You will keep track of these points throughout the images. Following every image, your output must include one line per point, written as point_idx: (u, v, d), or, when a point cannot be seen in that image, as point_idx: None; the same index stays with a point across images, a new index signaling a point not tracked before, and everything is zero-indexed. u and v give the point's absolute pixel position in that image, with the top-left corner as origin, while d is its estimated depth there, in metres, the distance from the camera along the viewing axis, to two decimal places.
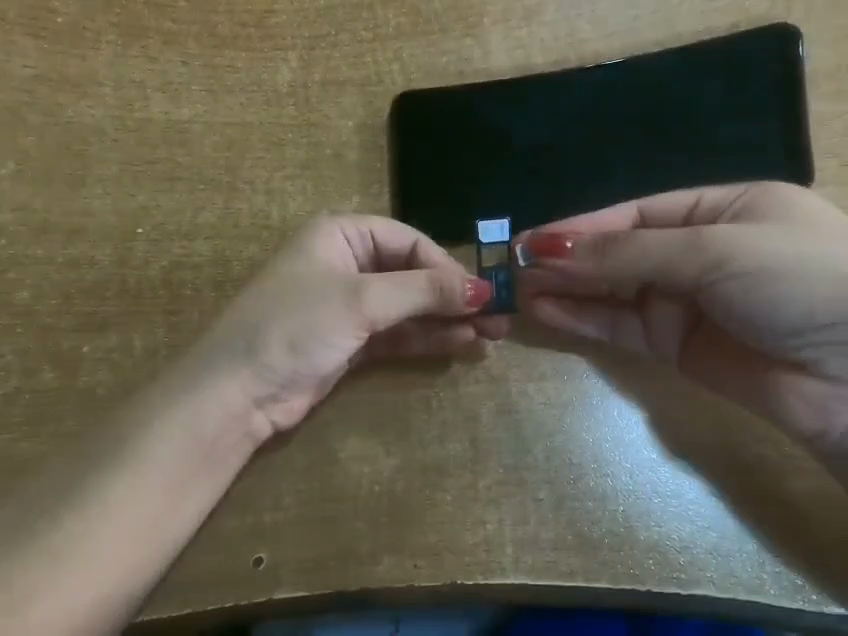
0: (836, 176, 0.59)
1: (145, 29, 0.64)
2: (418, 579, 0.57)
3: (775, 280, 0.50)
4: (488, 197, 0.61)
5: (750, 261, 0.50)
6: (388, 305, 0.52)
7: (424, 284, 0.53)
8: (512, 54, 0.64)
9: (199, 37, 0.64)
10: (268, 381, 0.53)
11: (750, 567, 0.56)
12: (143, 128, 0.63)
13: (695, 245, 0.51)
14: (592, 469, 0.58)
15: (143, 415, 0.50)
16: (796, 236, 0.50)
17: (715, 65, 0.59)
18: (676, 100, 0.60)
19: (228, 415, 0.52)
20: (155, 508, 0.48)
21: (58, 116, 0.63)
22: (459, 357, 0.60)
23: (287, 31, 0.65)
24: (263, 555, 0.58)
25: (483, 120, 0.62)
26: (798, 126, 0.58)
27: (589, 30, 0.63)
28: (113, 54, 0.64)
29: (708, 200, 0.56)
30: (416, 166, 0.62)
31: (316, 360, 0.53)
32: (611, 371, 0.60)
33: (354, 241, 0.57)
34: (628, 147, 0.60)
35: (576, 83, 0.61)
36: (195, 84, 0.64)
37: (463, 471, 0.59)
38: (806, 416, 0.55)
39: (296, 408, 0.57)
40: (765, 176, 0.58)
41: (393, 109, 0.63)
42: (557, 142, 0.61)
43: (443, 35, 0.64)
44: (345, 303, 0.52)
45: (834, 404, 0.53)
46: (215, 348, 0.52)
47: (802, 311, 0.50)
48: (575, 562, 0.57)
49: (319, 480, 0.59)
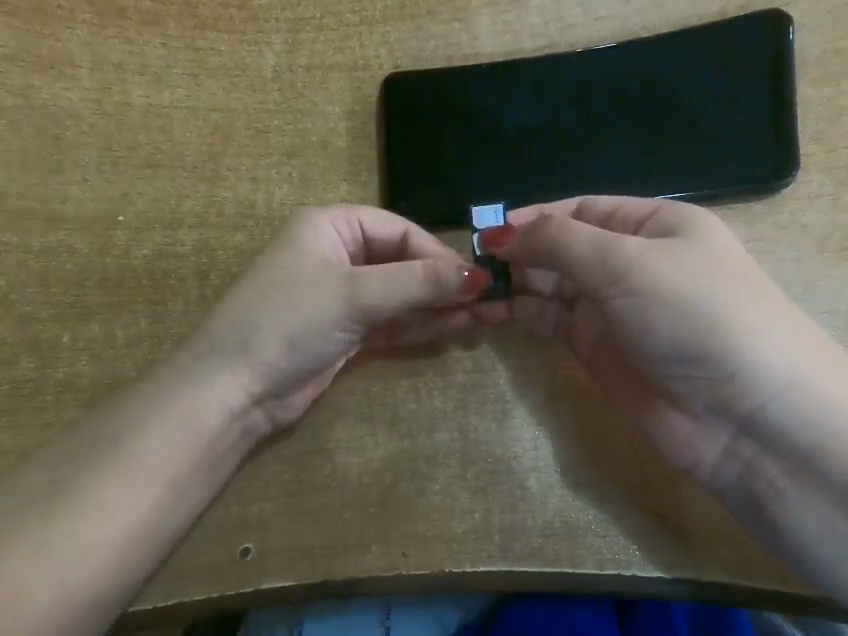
0: (823, 163, 0.59)
1: (122, 10, 0.63)
2: (407, 567, 0.58)
3: (665, 310, 0.47)
4: (475, 182, 0.60)
5: (645, 286, 0.47)
6: (386, 294, 0.51)
7: (420, 270, 0.51)
8: (501, 39, 0.62)
9: (179, 18, 0.63)
10: (265, 378, 0.53)
11: (738, 554, 0.56)
12: (121, 113, 0.62)
13: (598, 246, 0.48)
14: (579, 457, 0.58)
15: (137, 411, 0.49)
16: (692, 263, 0.47)
17: (705, 52, 0.59)
18: (665, 87, 0.59)
19: (226, 413, 0.52)
20: (150, 504, 0.47)
21: (33, 99, 0.62)
22: (457, 344, 0.60)
23: (271, 13, 0.63)
24: (250, 546, 0.59)
25: (472, 105, 0.60)
26: (788, 112, 0.58)
27: (579, 13, 0.62)
28: (89, 35, 0.62)
29: (625, 210, 0.52)
30: (404, 152, 0.61)
31: (311, 357, 0.54)
32: (569, 370, 0.59)
33: (343, 232, 0.55)
34: (617, 133, 0.59)
35: (567, 71, 0.60)
36: (175, 68, 0.62)
37: (451, 461, 0.59)
38: (673, 449, 0.54)
39: (292, 406, 0.57)
40: (752, 168, 0.58)
41: (381, 96, 0.62)
42: (546, 131, 0.60)
43: (431, 19, 0.63)
44: (342, 297, 0.51)
45: (698, 442, 0.52)
46: (212, 345, 0.52)
47: (670, 341, 0.48)
48: (562, 548, 0.57)
49: (307, 470, 0.59)
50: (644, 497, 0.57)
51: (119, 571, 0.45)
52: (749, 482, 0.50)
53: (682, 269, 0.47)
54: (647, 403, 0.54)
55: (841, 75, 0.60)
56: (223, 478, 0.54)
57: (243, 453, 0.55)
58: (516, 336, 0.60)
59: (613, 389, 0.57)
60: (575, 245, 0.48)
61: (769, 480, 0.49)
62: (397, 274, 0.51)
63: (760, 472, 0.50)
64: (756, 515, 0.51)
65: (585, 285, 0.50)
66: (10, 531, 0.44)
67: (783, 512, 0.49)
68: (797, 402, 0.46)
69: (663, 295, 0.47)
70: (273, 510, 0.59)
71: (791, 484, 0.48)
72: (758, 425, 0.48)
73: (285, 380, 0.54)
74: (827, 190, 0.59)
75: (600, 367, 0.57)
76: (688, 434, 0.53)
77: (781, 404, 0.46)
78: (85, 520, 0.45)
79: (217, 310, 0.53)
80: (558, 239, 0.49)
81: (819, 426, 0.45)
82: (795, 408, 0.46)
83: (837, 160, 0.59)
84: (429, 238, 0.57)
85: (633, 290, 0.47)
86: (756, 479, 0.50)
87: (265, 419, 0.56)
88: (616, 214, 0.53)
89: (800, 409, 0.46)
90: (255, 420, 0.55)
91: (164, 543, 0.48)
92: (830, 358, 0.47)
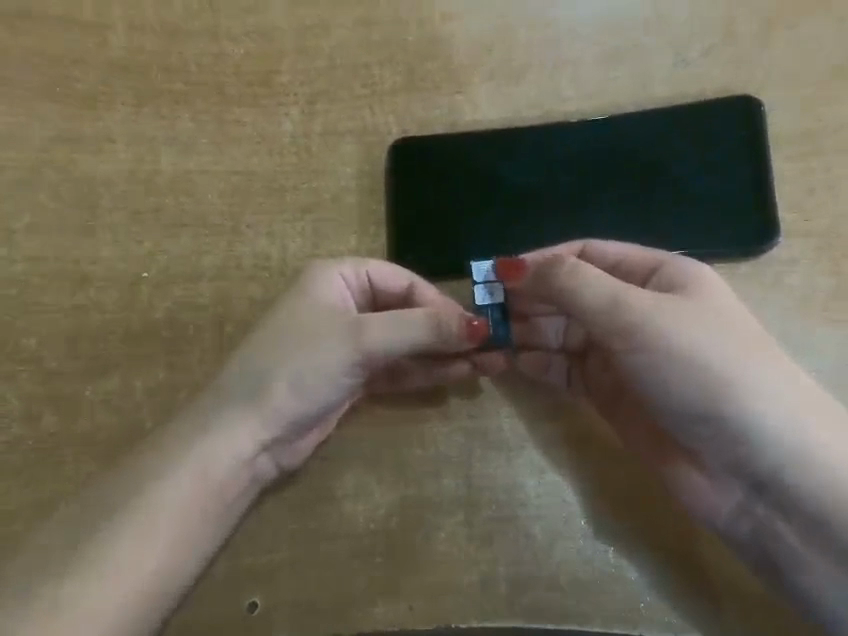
0: (803, 229, 0.63)
1: (157, 91, 0.69)
2: (413, 623, 0.57)
3: (675, 364, 0.49)
4: (477, 238, 0.63)
5: (655, 339, 0.49)
6: (388, 341, 0.53)
7: (422, 317, 0.53)
8: (500, 107, 0.68)
9: (208, 97, 0.69)
10: (274, 423, 0.54)
11: (744, 609, 0.56)
12: (151, 180, 0.67)
13: (606, 296, 0.50)
14: (584, 508, 0.59)
15: (147, 464, 0.51)
16: (706, 321, 0.49)
17: (686, 129, 0.64)
18: (652, 157, 0.63)
19: (235, 460, 0.53)
20: (159, 556, 0.48)
21: (73, 172, 0.67)
22: (457, 394, 0.61)
23: (290, 88, 0.69)
24: (257, 600, 0.58)
25: (474, 168, 0.65)
26: (767, 184, 0.62)
27: (572, 86, 0.68)
28: (127, 114, 0.69)
29: (628, 264, 0.55)
30: (410, 210, 0.65)
31: (318, 405, 0.55)
32: (569, 422, 0.60)
33: (349, 283, 0.58)
34: (609, 196, 0.63)
35: (563, 136, 0.65)
36: (202, 139, 0.68)
37: (457, 509, 0.59)
38: (689, 503, 0.56)
39: (297, 451, 0.58)
40: (735, 233, 0.62)
41: (389, 159, 0.66)
42: (544, 192, 0.64)
43: (436, 91, 0.68)
44: (345, 344, 0.53)
45: (715, 498, 0.54)
46: (223, 394, 0.54)
47: (679, 395, 0.50)
48: (569, 603, 0.57)
49: (314, 518, 0.60)
50: (653, 543, 0.58)
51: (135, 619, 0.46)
52: (764, 537, 0.52)
53: (699, 327, 0.49)
54: (663, 455, 0.57)
55: (813, 143, 0.65)
56: (232, 527, 0.55)
57: (251, 500, 0.56)
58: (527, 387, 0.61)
59: (630, 436, 0.58)
60: (587, 293, 0.50)
61: (782, 539, 0.51)
62: (401, 319, 0.53)
63: (773, 529, 0.52)
64: (772, 575, 0.53)
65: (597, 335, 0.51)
66: (26, 588, 0.46)
67: (795, 571, 0.51)
68: (804, 464, 0.48)
69: (679, 355, 0.49)
70: (279, 560, 0.59)
71: (801, 543, 0.50)
72: (771, 488, 0.50)
73: (292, 426, 0.55)
74: (808, 247, 0.63)
75: (619, 413, 0.59)
76: (703, 486, 0.55)
77: (798, 471, 0.48)
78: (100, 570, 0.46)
79: (231, 359, 0.55)
80: (568, 286, 0.50)
81: (829, 485, 0.47)
82: (805, 466, 0.48)
83: (815, 219, 0.63)
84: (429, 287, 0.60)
85: (640, 341, 0.49)
86: (769, 536, 0.52)
87: (270, 465, 0.57)
88: (621, 263, 0.55)
89: (810, 466, 0.48)
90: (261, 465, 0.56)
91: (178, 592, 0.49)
92: (834, 421, 0.48)
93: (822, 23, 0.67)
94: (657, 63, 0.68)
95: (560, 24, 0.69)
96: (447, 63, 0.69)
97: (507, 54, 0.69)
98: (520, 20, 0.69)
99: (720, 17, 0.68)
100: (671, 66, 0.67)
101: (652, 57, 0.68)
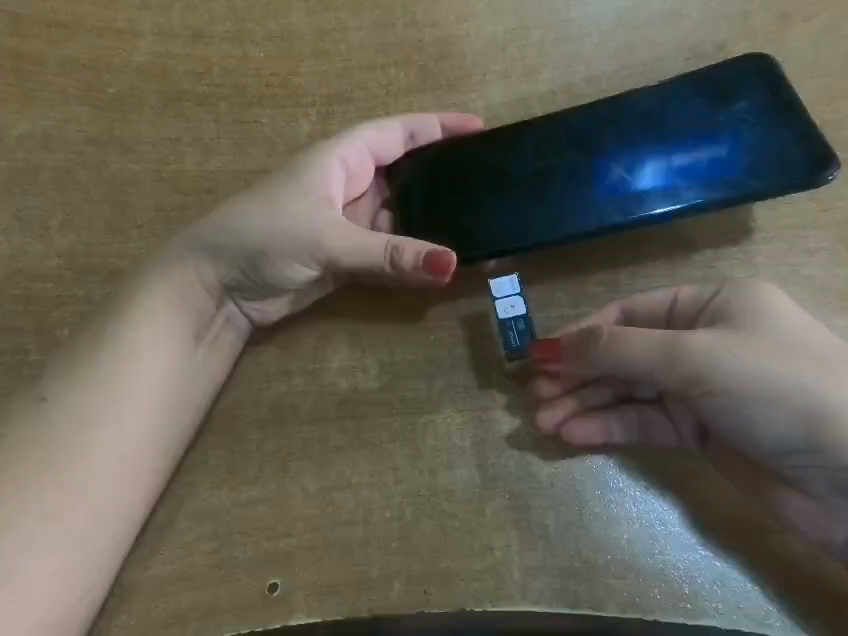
0: (822, 220, 0.66)
1: (183, 94, 0.72)
2: (428, 606, 0.58)
3: (757, 403, 0.54)
4: (508, 215, 0.64)
5: (731, 381, 0.54)
6: (255, 230, 0.63)
7: (286, 212, 0.63)
8: (513, 105, 0.71)
9: (230, 98, 0.72)
10: (188, 310, 0.64)
11: (754, 599, 0.58)
12: (177, 179, 0.70)
13: (666, 347, 0.56)
14: (596, 496, 0.61)
15: (87, 345, 0.61)
16: (770, 349, 0.54)
17: (700, 91, 0.65)
18: (671, 125, 0.65)
19: (165, 314, 0.63)
20: (89, 412, 0.58)
21: (103, 171, 0.70)
22: (465, 381, 0.64)
23: (308, 90, 0.72)
24: (278, 582, 0.59)
25: (491, 155, 0.66)
26: (802, 122, 0.63)
27: (584, 85, 0.71)
28: (154, 115, 0.71)
29: (685, 296, 0.61)
30: (437, 195, 0.66)
31: (305, 266, 0.64)
32: (611, 421, 0.63)
33: (364, 169, 0.68)
34: (636, 163, 0.64)
35: (578, 127, 0.66)
36: (224, 138, 0.71)
37: (471, 496, 0.61)
38: (803, 531, 0.58)
39: (191, 367, 0.63)
40: (788, 173, 0.62)
41: (412, 163, 0.68)
42: (574, 171, 0.65)
43: (450, 91, 0.71)
44: (223, 254, 0.64)
45: (827, 521, 0.57)
46: (54, 383, 0.60)
47: (769, 433, 0.55)
48: (583, 590, 0.58)
49: (332, 505, 0.61)
50: (665, 528, 0.60)
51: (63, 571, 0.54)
52: None
53: (771, 361, 0.54)
54: (762, 483, 0.59)
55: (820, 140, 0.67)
56: (178, 444, 0.62)
57: (192, 417, 0.63)
58: (616, 443, 0.62)
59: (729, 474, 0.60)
60: (635, 345, 0.57)
61: None
62: (269, 217, 0.63)
63: None
64: None
65: (675, 387, 0.57)
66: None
67: None
68: None
69: (754, 391, 0.54)
70: (300, 545, 0.60)
71: None
72: None
73: (156, 363, 0.61)
74: (817, 242, 0.65)
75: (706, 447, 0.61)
76: (814, 514, 0.57)
77: None
78: (58, 440, 0.57)
79: (155, 262, 0.64)
80: (612, 346, 0.57)
81: None
82: None
83: (820, 216, 0.66)
84: (392, 143, 0.68)
85: (712, 386, 0.55)
86: None
87: (216, 354, 0.65)
88: (677, 302, 0.62)
89: None
90: (234, 315, 0.67)
91: (120, 529, 0.58)
92: None
93: (820, 24, 0.71)
94: (666, 65, 0.70)
95: (571, 23, 0.72)
96: (460, 65, 0.72)
97: (520, 55, 0.72)
98: (530, 21, 0.72)
99: (723, 19, 0.71)
100: (680, 62, 0.70)
101: (660, 56, 0.71)
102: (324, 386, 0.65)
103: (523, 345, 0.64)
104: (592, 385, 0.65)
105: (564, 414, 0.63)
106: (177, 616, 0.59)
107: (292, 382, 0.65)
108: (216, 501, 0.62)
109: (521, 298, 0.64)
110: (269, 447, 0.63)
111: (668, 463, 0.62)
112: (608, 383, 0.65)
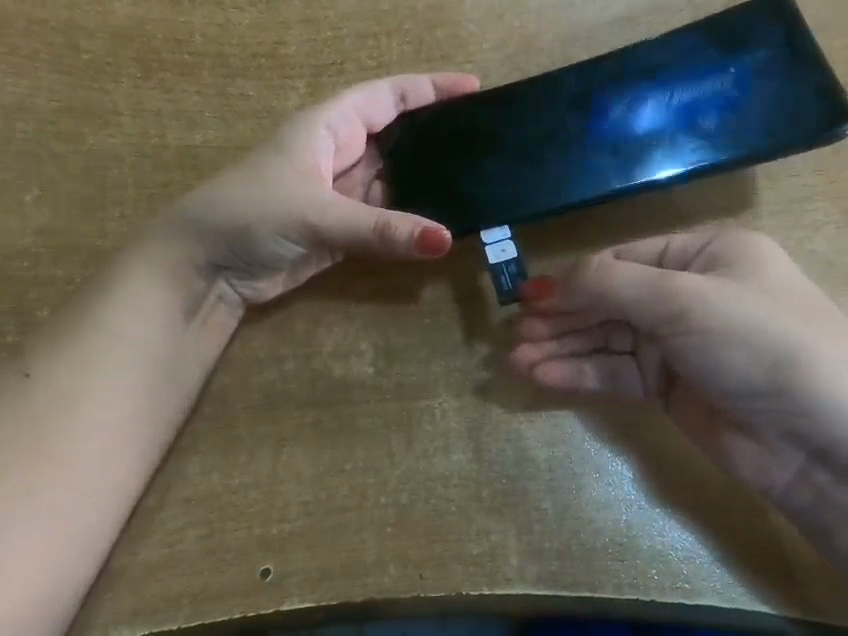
0: (828, 193, 0.65)
1: (162, 62, 0.68)
2: (424, 590, 0.58)
3: (719, 341, 0.54)
4: (508, 172, 0.62)
5: (699, 319, 0.54)
6: (241, 204, 0.59)
7: (278, 185, 0.59)
8: (512, 78, 0.68)
9: (213, 68, 0.68)
10: (177, 287, 0.61)
11: (749, 577, 0.59)
12: (158, 154, 0.67)
13: (651, 281, 0.56)
14: (594, 478, 0.61)
15: (71, 325, 0.59)
16: (756, 293, 0.54)
17: (709, 35, 0.62)
18: (678, 76, 0.62)
19: (157, 292, 0.60)
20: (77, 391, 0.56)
21: (80, 144, 0.67)
22: (462, 364, 0.63)
23: (296, 60, 0.69)
24: (271, 567, 0.59)
25: (487, 114, 0.63)
26: (816, 67, 0.61)
27: (584, 55, 0.68)
28: (132, 85, 0.68)
29: (676, 246, 0.60)
30: (435, 155, 0.63)
31: (294, 244, 0.61)
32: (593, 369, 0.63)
33: (355, 135, 0.65)
34: (638, 115, 0.62)
35: (588, 75, 0.63)
36: (207, 111, 0.68)
37: (467, 481, 0.60)
38: (747, 476, 0.59)
39: (182, 347, 0.61)
40: (794, 129, 0.60)
41: (409, 124, 0.65)
42: (579, 123, 0.62)
43: (445, 62, 0.68)
44: (208, 231, 0.60)
45: (771, 468, 0.58)
46: (42, 362, 0.57)
47: (722, 373, 0.55)
48: (580, 572, 0.58)
49: (325, 490, 0.60)
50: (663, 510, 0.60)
51: (57, 554, 0.53)
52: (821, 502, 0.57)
53: (742, 302, 0.54)
54: (714, 430, 0.60)
55: None
56: (170, 427, 0.60)
57: (183, 400, 0.61)
58: (592, 390, 0.62)
59: (690, 426, 0.61)
60: (624, 277, 0.57)
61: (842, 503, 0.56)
62: (254, 188, 0.59)
63: (821, 489, 0.57)
64: (823, 538, 0.58)
65: (650, 324, 0.57)
66: None
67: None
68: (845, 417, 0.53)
69: (720, 329, 0.54)
70: (293, 530, 0.60)
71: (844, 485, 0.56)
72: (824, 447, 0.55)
73: (144, 342, 0.59)
74: (818, 219, 0.64)
75: (673, 398, 0.62)
76: (758, 461, 0.58)
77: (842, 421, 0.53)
78: (45, 420, 0.55)
79: (140, 239, 0.61)
80: (602, 277, 0.57)
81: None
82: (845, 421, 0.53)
83: (822, 193, 0.65)
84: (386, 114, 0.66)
85: (682, 323, 0.55)
86: (828, 507, 0.57)
87: (207, 337, 0.63)
88: (667, 251, 0.61)
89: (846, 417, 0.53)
90: (227, 293, 0.63)
91: (114, 512, 0.56)
92: None
93: None
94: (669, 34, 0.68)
95: None
96: (455, 34, 0.69)
97: (518, 23, 0.69)
98: None
99: None
100: (684, 29, 0.68)
101: (663, 23, 0.68)
102: (317, 369, 0.63)
103: (516, 286, 0.61)
104: (571, 331, 0.64)
105: (543, 356, 0.63)
106: (169, 603, 0.58)
107: (283, 366, 0.63)
108: (207, 486, 0.61)
109: (512, 241, 0.62)
110: (261, 432, 0.62)
111: (660, 426, 0.62)
112: (585, 333, 0.65)
